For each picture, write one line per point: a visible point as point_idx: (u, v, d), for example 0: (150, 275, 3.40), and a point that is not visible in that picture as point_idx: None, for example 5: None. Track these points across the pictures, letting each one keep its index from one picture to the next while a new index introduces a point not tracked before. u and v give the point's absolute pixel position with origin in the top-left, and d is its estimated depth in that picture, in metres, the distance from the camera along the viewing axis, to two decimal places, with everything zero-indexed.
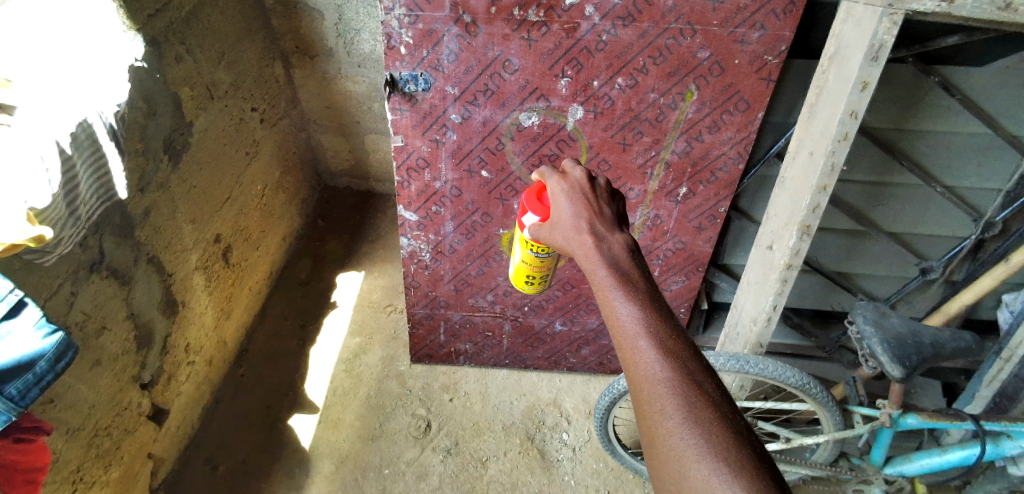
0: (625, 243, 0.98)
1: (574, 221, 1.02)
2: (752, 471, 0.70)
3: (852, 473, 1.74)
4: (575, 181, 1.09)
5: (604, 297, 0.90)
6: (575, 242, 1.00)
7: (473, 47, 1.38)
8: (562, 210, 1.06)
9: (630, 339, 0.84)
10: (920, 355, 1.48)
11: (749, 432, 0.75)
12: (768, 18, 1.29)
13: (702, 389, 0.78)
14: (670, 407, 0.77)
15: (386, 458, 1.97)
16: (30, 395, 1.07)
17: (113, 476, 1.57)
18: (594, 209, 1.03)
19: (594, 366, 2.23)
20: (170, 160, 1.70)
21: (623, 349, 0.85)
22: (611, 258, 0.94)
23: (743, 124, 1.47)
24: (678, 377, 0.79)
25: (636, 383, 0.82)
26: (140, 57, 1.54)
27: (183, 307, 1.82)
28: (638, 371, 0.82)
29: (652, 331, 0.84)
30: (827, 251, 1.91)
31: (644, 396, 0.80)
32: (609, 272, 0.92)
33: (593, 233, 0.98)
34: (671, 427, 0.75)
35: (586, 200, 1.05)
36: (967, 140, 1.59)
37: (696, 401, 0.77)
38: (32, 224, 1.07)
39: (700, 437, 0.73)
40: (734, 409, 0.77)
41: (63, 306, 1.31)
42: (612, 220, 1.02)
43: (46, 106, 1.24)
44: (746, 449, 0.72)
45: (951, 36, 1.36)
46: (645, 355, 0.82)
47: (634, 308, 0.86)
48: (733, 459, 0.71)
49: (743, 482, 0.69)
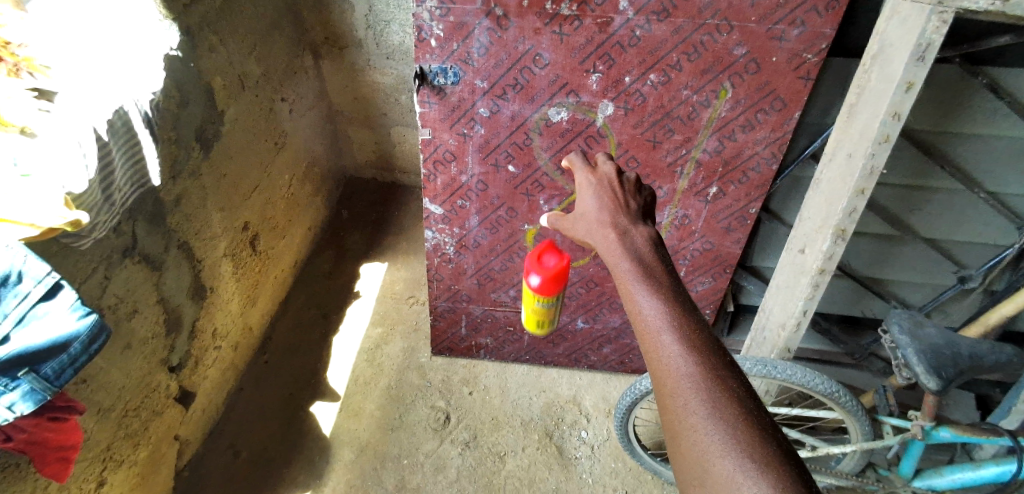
0: (648, 236, 0.97)
1: (598, 214, 1.01)
2: (779, 468, 0.68)
3: (879, 485, 1.70)
4: (603, 176, 1.08)
5: (626, 291, 0.89)
6: (598, 236, 0.99)
7: (503, 41, 1.37)
8: (586, 204, 1.05)
9: (653, 333, 0.83)
10: (958, 368, 1.43)
11: (774, 429, 0.73)
12: (808, 15, 1.25)
13: (726, 385, 0.76)
14: (694, 403, 0.75)
15: (405, 449, 1.98)
16: (64, 376, 1.10)
17: (141, 456, 1.61)
18: (619, 202, 1.02)
19: (614, 365, 2.21)
20: (202, 149, 1.72)
21: (645, 343, 0.84)
22: (635, 252, 0.93)
23: (778, 123, 1.43)
24: (702, 372, 0.77)
25: (659, 376, 0.80)
26: (175, 46, 1.57)
27: (211, 294, 1.85)
28: (660, 366, 0.80)
29: (676, 326, 0.82)
30: (859, 256, 1.86)
31: (667, 390, 0.78)
32: (632, 265, 0.90)
33: (617, 227, 0.97)
34: (694, 421, 0.74)
35: (612, 193, 1.04)
36: (1014, 146, 1.52)
37: (719, 396, 0.75)
38: (69, 209, 1.08)
39: (725, 432, 0.71)
40: (759, 405, 0.75)
41: (97, 289, 1.34)
42: (637, 214, 1.01)
43: (84, 94, 1.27)
44: (771, 445, 0.70)
45: (1001, 37, 1.31)
46: (668, 349, 0.80)
47: (658, 304, 0.85)
48: (759, 455, 0.69)
49: (769, 479, 0.67)
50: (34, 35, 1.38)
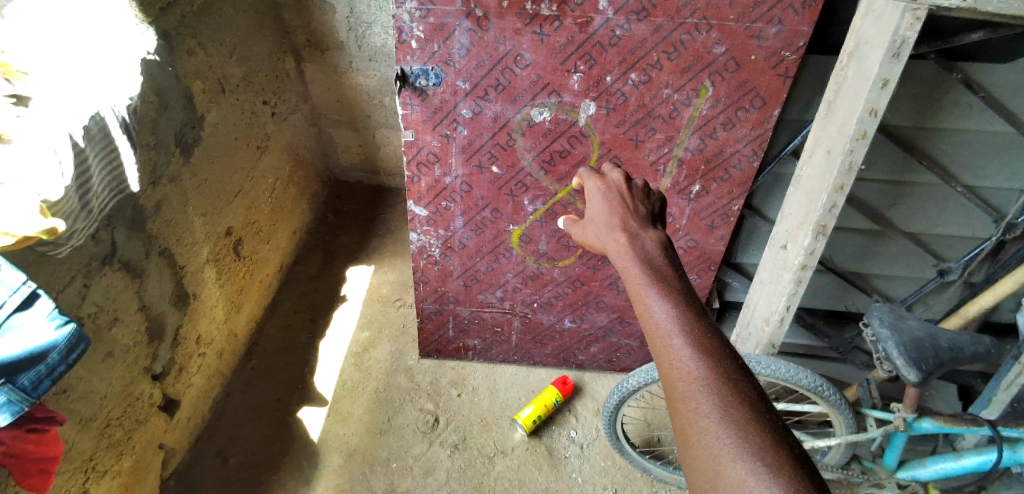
0: (657, 240, 1.00)
1: (608, 218, 1.05)
2: (791, 472, 0.67)
3: (864, 477, 1.73)
4: (612, 183, 1.14)
5: (637, 294, 0.90)
6: (609, 239, 1.02)
7: (484, 42, 1.37)
8: (596, 209, 1.10)
9: (664, 337, 0.83)
10: (938, 359, 1.45)
11: (785, 432, 0.73)
12: (786, 13, 1.26)
13: (738, 388, 0.77)
14: (705, 406, 0.75)
15: (394, 452, 1.98)
16: (42, 386, 1.08)
17: (125, 466, 1.59)
18: (628, 207, 1.07)
19: (602, 364, 2.21)
20: (182, 154, 1.70)
21: (656, 347, 0.84)
22: (644, 255, 0.96)
23: (758, 121, 1.44)
24: (714, 375, 0.78)
25: (670, 380, 0.80)
26: (152, 51, 1.56)
27: (194, 300, 1.83)
28: (672, 370, 0.80)
29: (686, 330, 0.83)
30: (843, 251, 1.88)
31: (678, 394, 0.78)
32: (642, 268, 0.93)
33: (627, 231, 1.01)
34: (706, 425, 0.73)
35: (621, 199, 1.09)
36: (990, 140, 1.55)
37: (732, 400, 0.75)
38: (45, 217, 1.06)
39: (737, 436, 0.71)
40: (770, 408, 0.75)
41: (76, 298, 1.32)
42: (646, 218, 1.06)
43: (60, 101, 1.25)
44: (783, 448, 0.70)
45: (974, 33, 1.33)
46: (680, 353, 0.81)
47: (669, 308, 0.86)
48: (770, 459, 0.69)
49: (782, 483, 0.66)
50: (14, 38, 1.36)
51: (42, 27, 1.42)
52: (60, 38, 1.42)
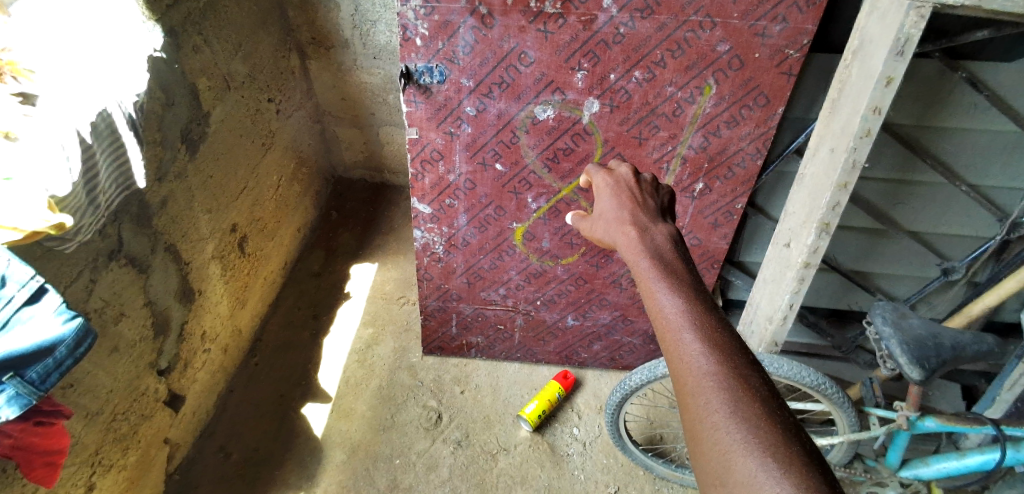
0: (667, 233, 1.00)
1: (617, 212, 1.06)
2: (802, 469, 0.67)
3: (867, 476, 1.73)
4: (620, 178, 1.14)
5: (647, 289, 0.91)
6: (618, 232, 1.03)
7: (488, 39, 1.37)
8: (605, 204, 1.10)
9: (674, 331, 0.84)
10: (940, 357, 1.45)
11: (796, 429, 0.73)
12: (790, 11, 1.26)
13: (748, 383, 0.77)
14: (716, 401, 0.75)
15: (397, 449, 1.98)
16: (50, 379, 1.09)
17: (131, 460, 1.61)
18: (638, 201, 1.08)
19: (605, 362, 2.21)
20: (188, 150, 1.71)
21: (665, 341, 0.85)
22: (654, 249, 0.96)
23: (762, 119, 1.44)
24: (724, 370, 0.78)
25: (680, 375, 0.81)
26: (160, 48, 1.57)
27: (200, 296, 1.84)
28: (681, 364, 0.81)
29: (697, 324, 0.83)
30: (846, 249, 1.88)
31: (689, 389, 0.78)
32: (651, 263, 0.93)
33: (636, 224, 1.01)
34: (716, 420, 0.73)
35: (630, 193, 1.10)
36: (995, 139, 1.54)
37: (742, 395, 0.75)
38: (53, 212, 1.08)
39: (746, 431, 0.71)
40: (781, 405, 0.75)
41: (83, 292, 1.33)
42: (655, 212, 1.06)
43: (68, 98, 1.27)
44: (794, 445, 0.70)
45: (979, 31, 1.33)
46: (689, 347, 0.81)
47: (678, 302, 0.86)
48: (781, 455, 0.68)
49: (792, 480, 0.66)
50: (18, 40, 1.38)
51: (48, 29, 1.44)
52: (67, 41, 1.43)
